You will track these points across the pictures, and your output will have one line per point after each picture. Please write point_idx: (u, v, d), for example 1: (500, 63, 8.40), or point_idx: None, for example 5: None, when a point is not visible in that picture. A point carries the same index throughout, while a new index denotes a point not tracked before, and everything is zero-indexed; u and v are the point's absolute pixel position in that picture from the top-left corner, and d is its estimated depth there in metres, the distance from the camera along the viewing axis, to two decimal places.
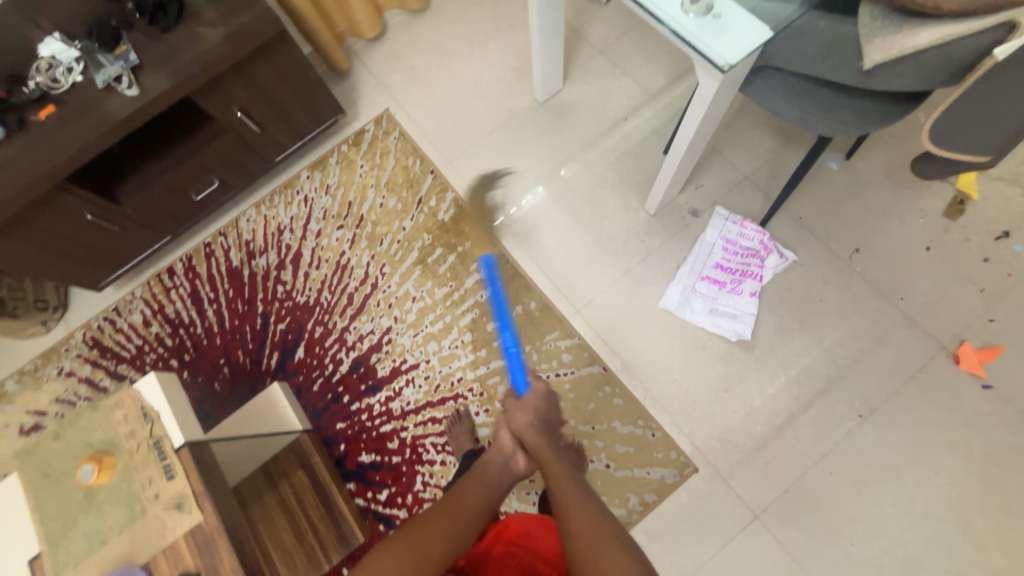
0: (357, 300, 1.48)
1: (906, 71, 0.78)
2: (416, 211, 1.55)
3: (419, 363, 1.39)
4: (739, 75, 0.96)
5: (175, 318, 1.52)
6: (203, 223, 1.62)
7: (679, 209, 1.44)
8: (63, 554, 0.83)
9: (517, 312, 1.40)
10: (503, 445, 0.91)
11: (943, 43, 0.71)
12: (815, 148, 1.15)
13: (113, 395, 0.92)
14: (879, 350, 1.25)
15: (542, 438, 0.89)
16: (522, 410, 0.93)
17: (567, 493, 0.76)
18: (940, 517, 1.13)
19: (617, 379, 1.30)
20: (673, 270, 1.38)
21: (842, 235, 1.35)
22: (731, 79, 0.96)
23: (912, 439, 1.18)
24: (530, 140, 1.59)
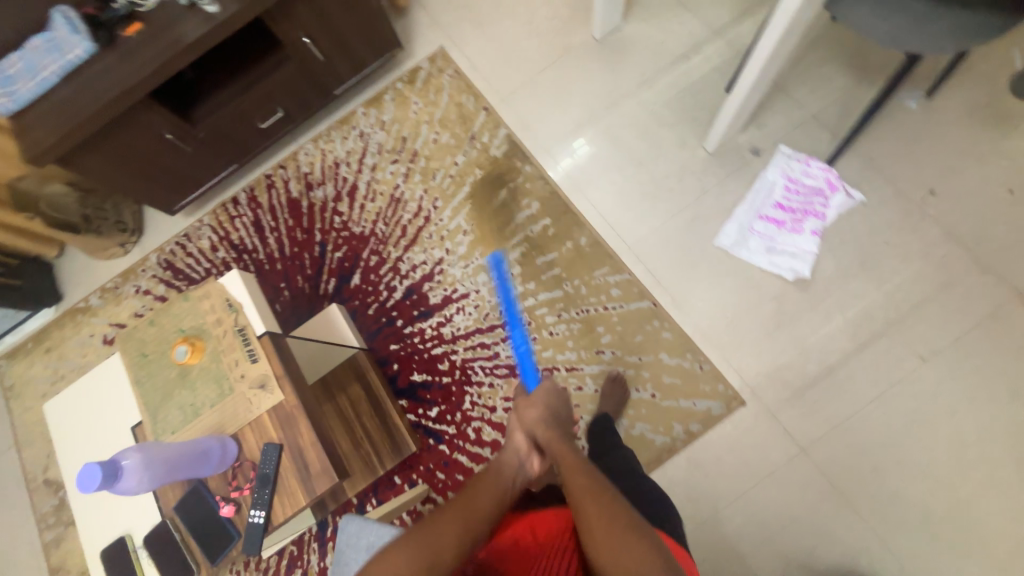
0: (410, 232, 1.52)
1: None
2: (468, 146, 1.56)
3: (469, 293, 1.43)
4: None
5: (240, 245, 1.61)
6: (265, 156, 1.69)
7: (739, 148, 1.40)
8: (162, 422, 0.92)
9: (567, 247, 1.41)
10: (514, 444, 0.82)
11: None
12: (900, 74, 1.09)
13: (201, 288, 0.99)
14: (947, 295, 1.20)
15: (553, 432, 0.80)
16: (532, 405, 0.85)
17: (580, 485, 0.69)
18: (999, 462, 1.10)
19: (666, 314, 1.31)
20: (729, 209, 1.35)
21: (914, 176, 1.29)
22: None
23: (975, 383, 1.14)
24: (586, 78, 1.57)
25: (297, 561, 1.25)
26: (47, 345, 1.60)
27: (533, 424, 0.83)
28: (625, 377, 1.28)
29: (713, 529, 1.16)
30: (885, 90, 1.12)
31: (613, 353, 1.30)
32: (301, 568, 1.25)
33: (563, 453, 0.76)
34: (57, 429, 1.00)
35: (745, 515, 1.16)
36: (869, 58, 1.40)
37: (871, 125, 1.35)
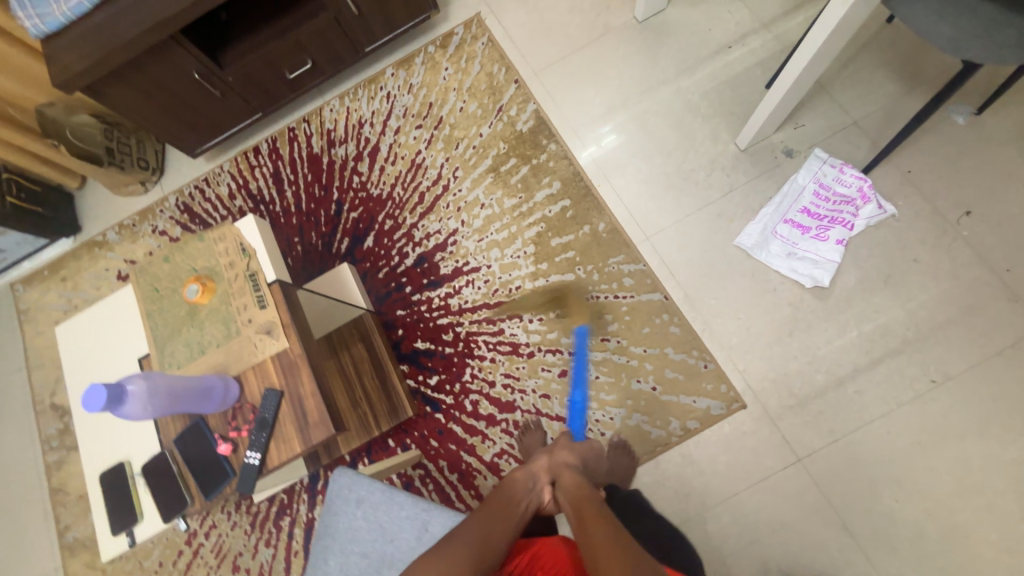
0: (428, 199, 1.51)
1: None
2: (495, 118, 1.53)
3: (480, 267, 1.42)
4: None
5: (258, 195, 1.61)
6: (290, 109, 1.67)
7: (773, 148, 1.36)
8: (168, 357, 0.93)
9: (585, 232, 1.39)
10: (534, 474, 0.89)
11: None
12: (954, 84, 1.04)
13: (217, 229, 0.99)
14: (969, 319, 1.17)
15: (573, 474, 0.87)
16: (566, 453, 0.95)
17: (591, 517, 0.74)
18: (1000, 492, 1.07)
19: (677, 308, 1.29)
20: (755, 209, 1.32)
21: (952, 195, 1.24)
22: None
23: (986, 411, 1.12)
24: (622, 59, 1.52)
25: (286, 509, 1.28)
26: (62, 274, 1.62)
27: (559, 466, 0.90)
28: (628, 366, 1.27)
29: (698, 525, 1.16)
30: (931, 104, 1.08)
31: (618, 342, 1.29)
32: (289, 517, 1.27)
33: (579, 492, 0.82)
34: (66, 353, 1.02)
35: (732, 515, 1.15)
36: (923, 66, 1.34)
37: (914, 138, 1.30)
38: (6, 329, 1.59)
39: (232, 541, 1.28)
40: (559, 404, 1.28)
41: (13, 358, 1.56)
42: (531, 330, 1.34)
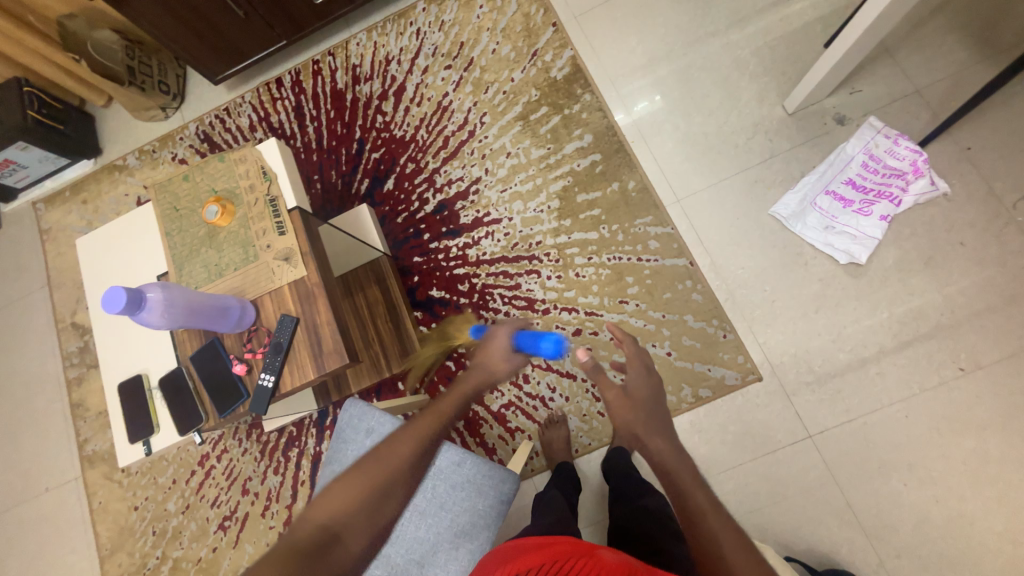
0: (452, 144, 1.46)
1: None
2: (528, 63, 1.45)
3: (501, 219, 1.38)
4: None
5: (278, 128, 1.57)
6: (316, 40, 1.61)
7: (823, 113, 1.27)
8: (186, 276, 0.92)
9: (612, 190, 1.33)
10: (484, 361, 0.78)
11: None
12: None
13: (238, 151, 0.96)
14: (1009, 309, 1.11)
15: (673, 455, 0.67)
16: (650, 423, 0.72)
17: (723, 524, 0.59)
18: (1013, 484, 1.05)
19: (701, 276, 1.25)
20: (796, 177, 1.25)
21: (1012, 176, 1.16)
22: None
23: (1011, 403, 1.08)
24: (670, 7, 1.41)
25: (295, 441, 1.31)
26: (83, 197, 1.61)
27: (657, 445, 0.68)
28: (644, 330, 1.25)
29: None
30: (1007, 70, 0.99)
31: (637, 305, 1.27)
32: (297, 448, 1.30)
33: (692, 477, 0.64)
34: (87, 266, 1.02)
35: (736, 483, 1.15)
36: (1001, 33, 1.22)
37: (978, 112, 1.20)
38: (29, 247, 1.61)
39: (242, 466, 1.32)
40: (571, 361, 1.27)
41: (35, 276, 1.58)
42: (549, 287, 1.32)
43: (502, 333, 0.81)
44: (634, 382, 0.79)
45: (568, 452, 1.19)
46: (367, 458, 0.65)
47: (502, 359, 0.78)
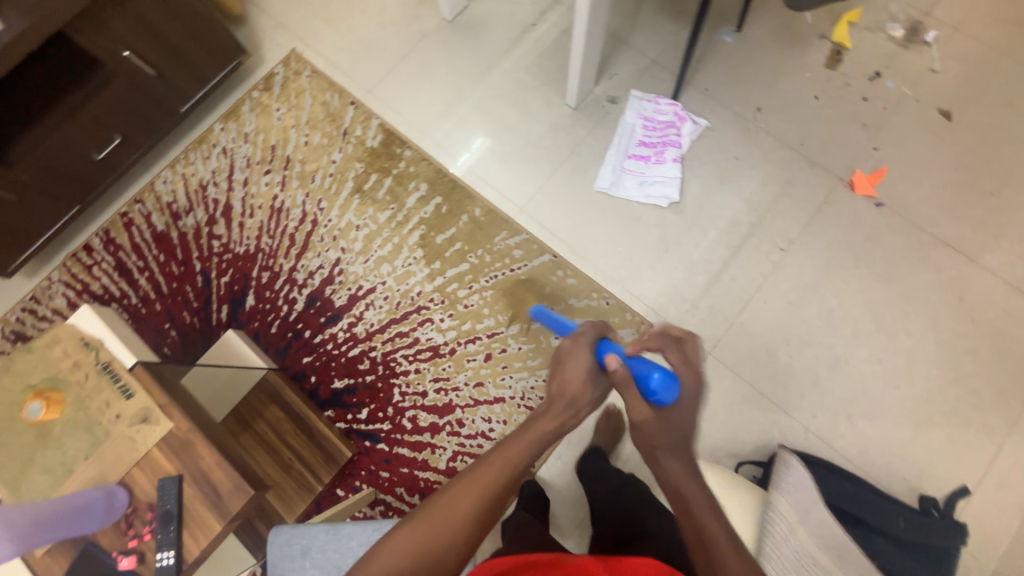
0: (300, 239, 1.45)
1: None
2: (343, 142, 1.53)
3: (375, 286, 1.39)
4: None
5: (105, 294, 1.43)
6: (116, 193, 1.52)
7: (598, 100, 1.51)
8: (27, 492, 0.79)
9: (464, 221, 1.43)
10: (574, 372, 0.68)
11: None
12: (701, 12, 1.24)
13: (47, 334, 0.87)
14: (789, 192, 1.39)
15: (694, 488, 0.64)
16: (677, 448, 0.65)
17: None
18: (856, 319, 1.29)
19: (568, 262, 1.38)
20: (603, 154, 1.45)
21: (744, 98, 1.48)
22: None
23: (824, 259, 1.34)
24: (446, 58, 1.59)
25: None
26: None
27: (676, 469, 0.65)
28: (542, 328, 1.33)
29: None
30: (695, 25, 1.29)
31: (528, 310, 1.35)
32: None
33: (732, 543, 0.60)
34: None
35: None
36: (687, 4, 1.58)
37: (701, 62, 1.52)
38: None
39: None
40: (493, 385, 1.30)
41: None
42: (445, 328, 1.34)
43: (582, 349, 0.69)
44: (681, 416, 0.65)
45: (526, 471, 1.19)
46: (446, 493, 0.61)
47: (586, 378, 0.67)
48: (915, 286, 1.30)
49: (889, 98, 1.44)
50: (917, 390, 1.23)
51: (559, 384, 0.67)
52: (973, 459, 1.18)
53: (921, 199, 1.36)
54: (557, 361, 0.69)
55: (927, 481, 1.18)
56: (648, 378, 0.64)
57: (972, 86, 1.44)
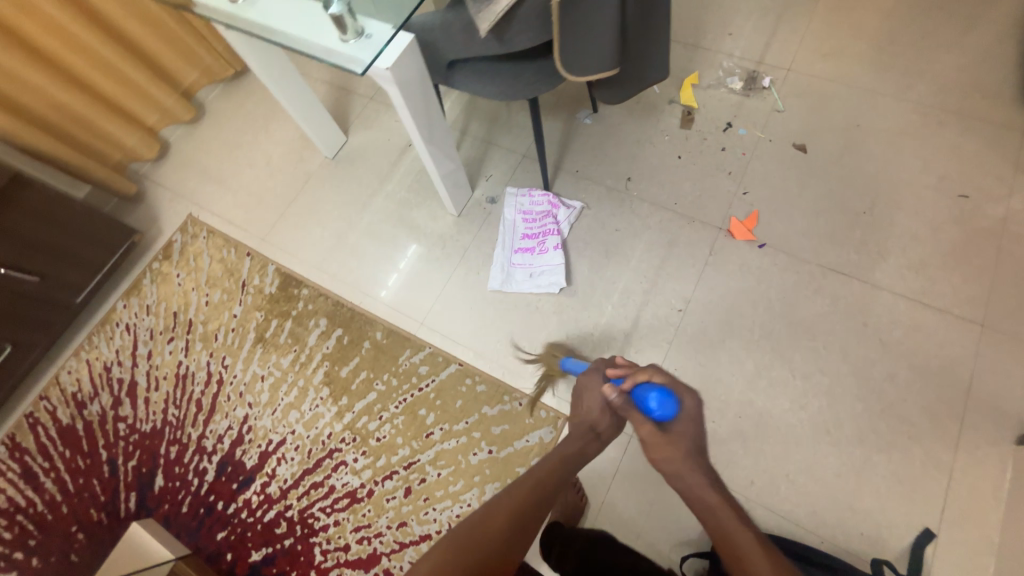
0: (206, 402, 1.42)
1: (525, 27, 0.92)
2: (242, 294, 1.54)
3: (285, 437, 1.34)
4: (411, 87, 1.06)
5: (8, 507, 1.36)
6: (22, 394, 1.50)
7: (478, 202, 1.56)
8: None
9: (367, 348, 1.41)
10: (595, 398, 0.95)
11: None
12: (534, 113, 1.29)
13: None
14: (675, 251, 1.40)
15: (682, 458, 0.84)
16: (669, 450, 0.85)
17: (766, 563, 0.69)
18: (768, 367, 1.25)
19: (474, 369, 1.34)
20: (490, 254, 1.48)
21: (613, 171, 1.54)
22: (409, 91, 1.06)
23: (723, 311, 1.32)
24: (332, 193, 1.67)
25: None
26: None
27: (694, 481, 0.82)
28: (458, 446, 1.27)
29: None
30: (535, 136, 1.36)
31: (442, 429, 1.29)
32: None
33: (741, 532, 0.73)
34: None
35: (611, 521, 1.18)
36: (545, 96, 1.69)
37: (567, 147, 1.60)
38: None
39: None
40: (418, 522, 1.22)
41: None
42: (360, 468, 1.29)
43: (593, 382, 0.98)
44: (683, 429, 0.86)
45: None
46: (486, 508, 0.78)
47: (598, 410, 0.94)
48: (818, 319, 1.27)
49: (746, 143, 1.51)
50: (848, 432, 1.17)
51: (586, 405, 0.97)
52: (926, 495, 1.10)
53: (801, 231, 1.37)
54: (580, 390, 1.00)
55: (885, 531, 1.09)
56: (648, 402, 0.85)
57: (818, 116, 1.51)
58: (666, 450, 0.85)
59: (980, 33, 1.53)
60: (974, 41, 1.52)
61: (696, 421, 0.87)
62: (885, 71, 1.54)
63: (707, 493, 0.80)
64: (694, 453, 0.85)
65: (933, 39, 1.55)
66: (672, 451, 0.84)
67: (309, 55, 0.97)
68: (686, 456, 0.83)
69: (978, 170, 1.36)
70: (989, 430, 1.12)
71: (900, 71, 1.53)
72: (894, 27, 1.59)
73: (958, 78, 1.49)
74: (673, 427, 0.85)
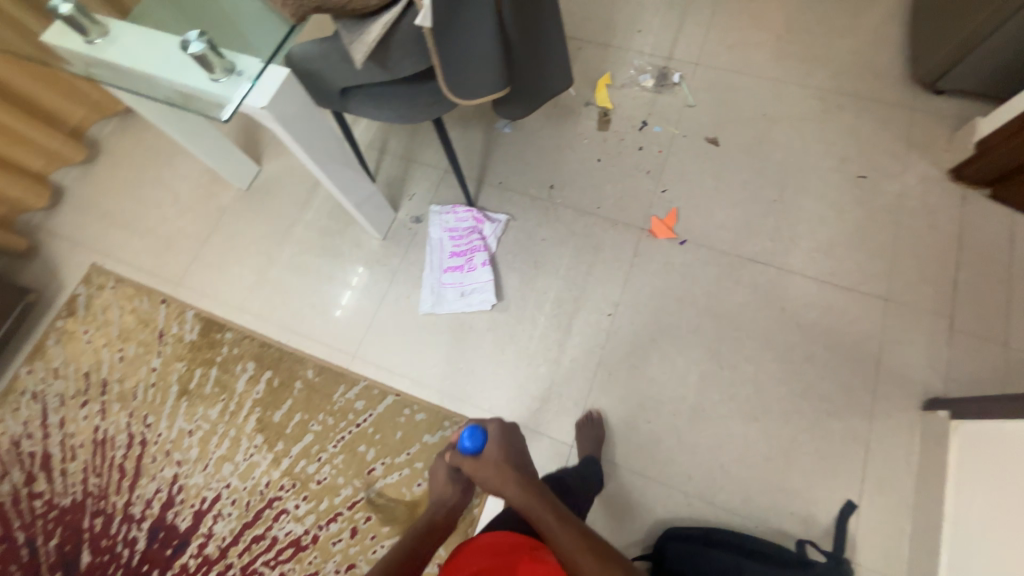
0: (130, 466, 1.33)
1: (405, 54, 0.88)
2: (160, 345, 1.45)
3: (220, 493, 1.28)
4: (301, 120, 1.00)
5: None
6: None
7: (403, 223, 1.52)
8: None
9: (299, 389, 1.36)
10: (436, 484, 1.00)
11: (395, 23, 0.82)
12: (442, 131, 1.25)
13: None
14: (601, 255, 1.41)
15: (504, 472, 0.86)
16: (491, 465, 0.89)
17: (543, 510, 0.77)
18: (698, 362, 1.28)
19: (412, 397, 1.32)
20: (419, 277, 1.44)
21: (536, 180, 1.53)
22: (299, 124, 1.00)
23: (651, 311, 1.34)
24: (249, 227, 1.59)
25: None
26: None
27: (514, 493, 0.81)
28: (402, 479, 1.25)
29: None
30: (447, 153, 1.32)
31: (384, 464, 1.26)
32: None
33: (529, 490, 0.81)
34: None
35: None
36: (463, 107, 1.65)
37: (488, 158, 1.58)
38: None
39: None
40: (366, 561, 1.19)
41: None
42: (302, 514, 1.24)
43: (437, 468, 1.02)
44: (494, 450, 0.93)
45: None
46: None
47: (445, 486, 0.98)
48: (740, 309, 1.31)
49: (662, 140, 1.53)
50: (774, 416, 1.21)
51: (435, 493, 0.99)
52: (847, 468, 1.16)
53: (718, 224, 1.40)
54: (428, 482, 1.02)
55: (814, 507, 1.14)
56: (463, 441, 0.94)
57: (727, 108, 1.55)
58: (497, 473, 0.87)
59: (868, 16, 1.60)
60: (863, 24, 1.59)
61: (505, 440, 0.96)
62: (786, 59, 1.59)
63: (513, 492, 0.81)
64: (508, 463, 0.90)
65: (827, 24, 1.61)
66: (490, 472, 0.88)
67: (183, 101, 0.91)
68: (496, 469, 0.87)
69: (874, 150, 1.44)
70: (899, 399, 1.19)
71: (799, 58, 1.58)
72: (791, 15, 1.64)
73: (852, 61, 1.56)
74: (482, 454, 0.93)
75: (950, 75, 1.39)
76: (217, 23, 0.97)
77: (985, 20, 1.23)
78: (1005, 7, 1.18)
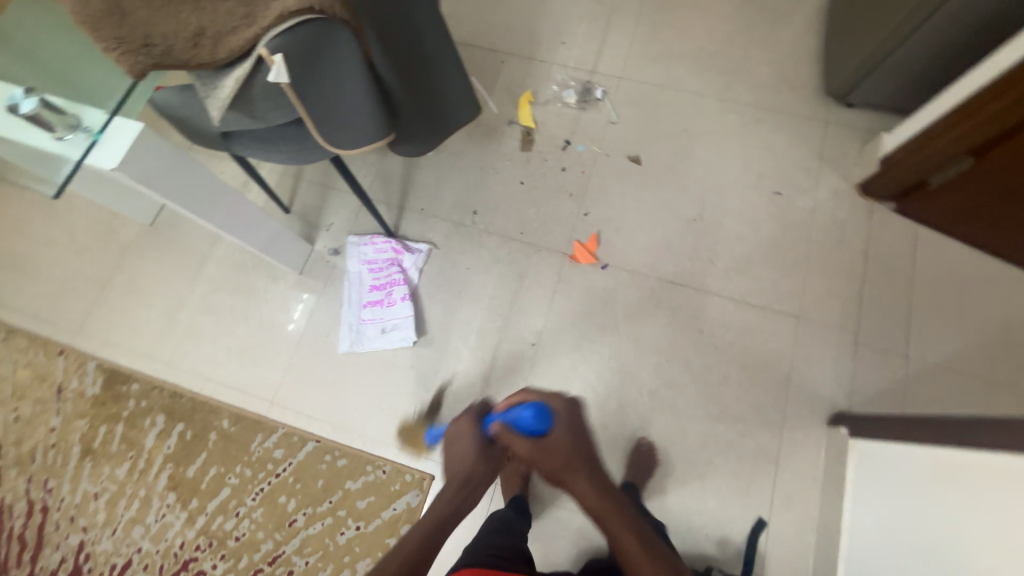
0: (31, 536, 1.25)
1: (270, 107, 0.81)
2: (59, 402, 1.35)
3: (131, 558, 1.21)
4: (170, 172, 0.91)
5: None
6: None
7: (321, 256, 1.45)
8: None
9: (213, 440, 1.29)
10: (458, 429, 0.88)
11: (247, 79, 0.74)
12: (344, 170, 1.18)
13: None
14: (524, 283, 1.39)
15: (566, 456, 0.77)
16: (550, 452, 0.77)
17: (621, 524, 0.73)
18: (620, 390, 1.29)
19: (334, 443, 1.28)
20: (338, 313, 1.39)
21: (458, 205, 1.48)
22: (167, 176, 0.91)
23: (574, 339, 1.33)
24: (154, 265, 1.48)
25: None
26: None
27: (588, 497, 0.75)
28: (324, 529, 1.21)
29: None
30: (355, 189, 1.25)
31: (305, 514, 1.22)
32: None
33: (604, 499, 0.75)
34: None
35: None
36: None
37: (409, 183, 1.52)
38: None
39: None
40: None
41: None
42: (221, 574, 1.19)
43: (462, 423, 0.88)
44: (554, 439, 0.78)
45: None
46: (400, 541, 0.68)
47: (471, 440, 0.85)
48: (661, 334, 1.32)
49: (585, 160, 1.50)
50: (692, 441, 1.24)
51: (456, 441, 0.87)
52: (759, 487, 1.20)
53: (640, 247, 1.40)
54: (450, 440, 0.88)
55: (728, 528, 1.18)
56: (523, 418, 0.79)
57: (650, 124, 1.53)
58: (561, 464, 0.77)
59: (785, 28, 1.61)
60: (780, 36, 1.60)
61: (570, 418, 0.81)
62: (707, 73, 1.58)
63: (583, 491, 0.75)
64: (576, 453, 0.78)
65: (745, 36, 1.61)
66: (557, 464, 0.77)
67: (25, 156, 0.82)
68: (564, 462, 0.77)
69: (789, 166, 1.46)
70: (808, 417, 1.23)
71: (719, 71, 1.58)
72: (711, 26, 1.63)
73: (769, 74, 1.56)
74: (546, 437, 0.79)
75: (857, 90, 1.41)
76: (65, 71, 0.88)
77: (887, 38, 1.23)
78: (903, 28, 1.18)
